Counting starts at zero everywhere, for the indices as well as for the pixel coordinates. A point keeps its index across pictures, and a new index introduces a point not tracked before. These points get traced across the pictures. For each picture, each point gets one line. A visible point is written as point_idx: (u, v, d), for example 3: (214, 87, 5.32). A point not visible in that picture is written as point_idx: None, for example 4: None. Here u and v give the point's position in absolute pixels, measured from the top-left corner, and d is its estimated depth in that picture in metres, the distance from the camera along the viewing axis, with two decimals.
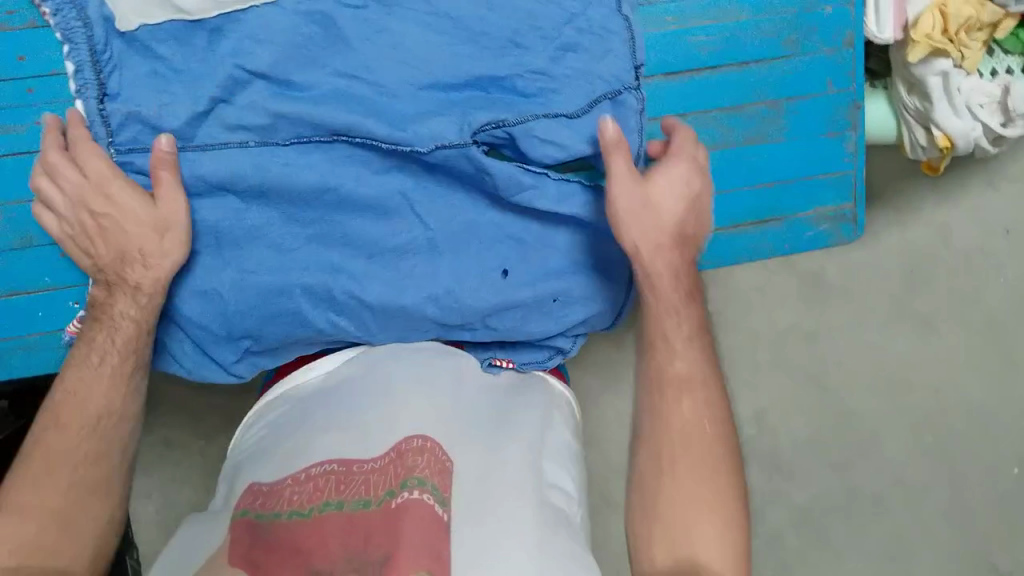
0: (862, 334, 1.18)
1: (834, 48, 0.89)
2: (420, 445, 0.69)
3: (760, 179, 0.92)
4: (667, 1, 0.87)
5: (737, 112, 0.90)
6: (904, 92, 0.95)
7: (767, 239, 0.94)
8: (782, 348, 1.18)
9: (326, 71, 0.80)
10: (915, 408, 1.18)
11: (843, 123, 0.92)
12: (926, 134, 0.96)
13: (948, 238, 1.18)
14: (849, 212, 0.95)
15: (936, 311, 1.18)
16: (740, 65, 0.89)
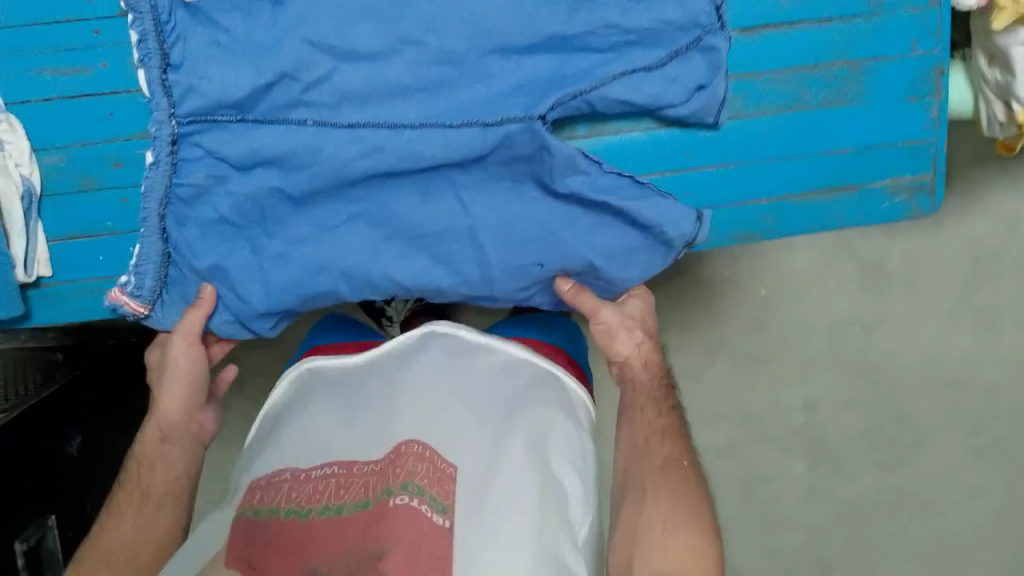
0: (922, 328, 1.12)
1: (921, 6, 0.82)
2: (420, 451, 0.60)
3: (833, 145, 0.84)
4: None
5: (814, 72, 0.82)
6: (984, 64, 0.87)
7: (839, 208, 0.86)
8: (837, 338, 1.12)
9: (382, 27, 0.74)
10: (970, 409, 1.14)
11: (925, 87, 0.84)
12: (1005, 110, 0.86)
13: (1017, 229, 1.10)
14: (928, 181, 0.86)
15: (1000, 307, 1.12)
16: (821, 21, 0.81)
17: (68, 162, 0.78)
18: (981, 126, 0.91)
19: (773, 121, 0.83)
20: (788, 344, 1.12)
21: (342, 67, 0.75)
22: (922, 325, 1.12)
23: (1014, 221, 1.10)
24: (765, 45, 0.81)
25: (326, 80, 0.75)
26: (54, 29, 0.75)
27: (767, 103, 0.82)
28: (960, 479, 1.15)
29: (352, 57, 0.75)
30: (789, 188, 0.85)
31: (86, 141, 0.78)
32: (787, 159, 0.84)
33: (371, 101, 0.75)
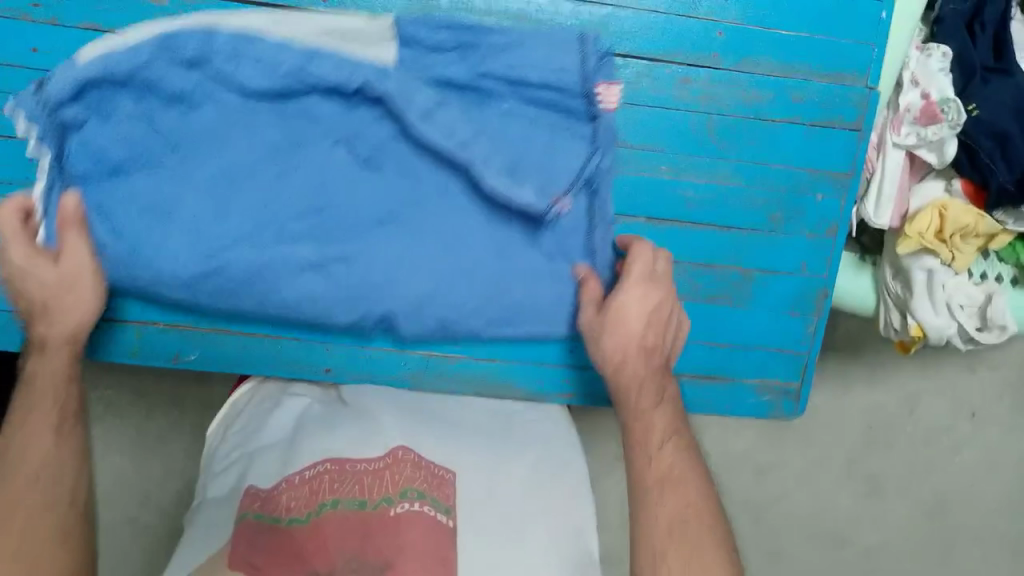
0: (814, 483, 1.23)
1: (818, 233, 0.91)
2: (415, 459, 0.76)
3: (714, 337, 0.93)
4: (669, 150, 0.88)
5: (710, 269, 0.91)
6: (890, 275, 0.99)
7: (708, 396, 0.94)
8: (731, 475, 1.22)
9: (315, 206, 0.80)
10: (844, 563, 1.25)
11: (805, 304, 0.93)
12: (902, 321, 0.98)
13: (915, 409, 1.23)
14: (793, 389, 0.96)
15: (887, 476, 1.24)
16: (723, 227, 0.90)
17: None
18: (878, 325, 1.03)
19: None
20: None
21: (267, 236, 0.79)
22: (815, 479, 1.23)
23: (915, 400, 1.23)
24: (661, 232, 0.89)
25: (253, 200, 0.79)
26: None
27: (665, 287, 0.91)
28: None
29: (283, 234, 0.80)
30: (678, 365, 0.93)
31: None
32: None
33: (288, 295, 0.81)
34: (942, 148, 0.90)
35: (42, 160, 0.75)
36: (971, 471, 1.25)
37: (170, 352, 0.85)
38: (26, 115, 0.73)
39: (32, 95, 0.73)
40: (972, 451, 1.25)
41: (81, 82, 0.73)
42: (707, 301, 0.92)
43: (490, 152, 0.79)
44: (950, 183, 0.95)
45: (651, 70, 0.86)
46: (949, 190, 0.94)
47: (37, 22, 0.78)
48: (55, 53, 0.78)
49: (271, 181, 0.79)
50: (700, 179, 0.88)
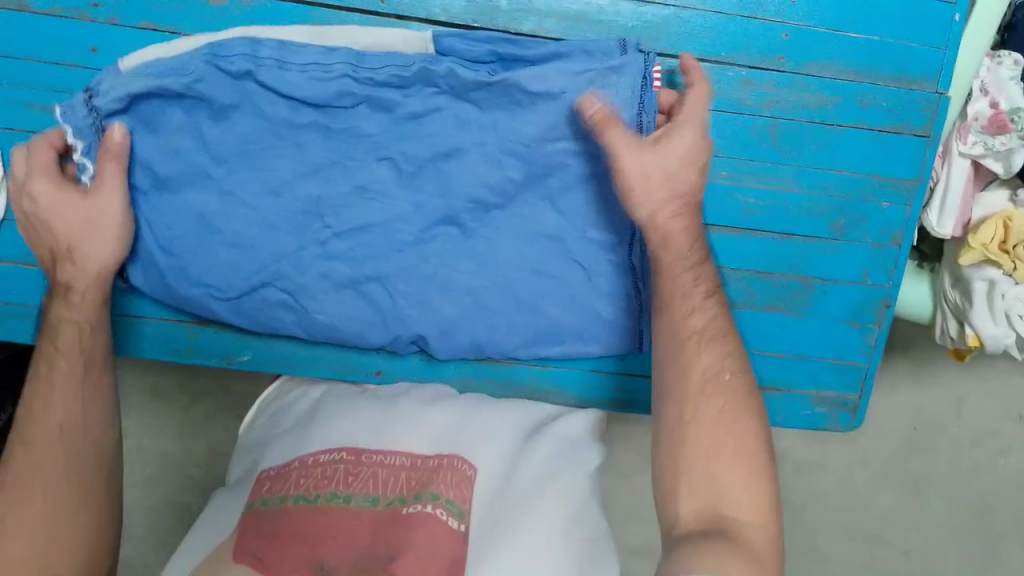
0: (852, 482, 1.19)
1: (881, 242, 0.89)
2: (438, 461, 0.76)
3: (770, 348, 0.92)
4: (727, 156, 0.86)
5: (767, 277, 0.90)
6: (949, 284, 0.96)
7: (767, 409, 0.94)
8: None
9: (354, 226, 0.84)
10: (883, 566, 1.18)
11: (869, 316, 0.92)
12: (959, 329, 0.95)
13: (962, 410, 1.20)
14: (851, 401, 0.95)
15: (929, 478, 1.19)
16: (779, 235, 0.89)
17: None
18: (934, 333, 1.00)
19: (736, 317, 0.91)
20: None
21: (308, 253, 0.85)
22: (853, 476, 1.19)
23: (963, 401, 1.20)
24: (716, 244, 0.89)
25: (291, 220, 0.83)
26: (52, 70, 0.82)
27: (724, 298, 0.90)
28: None
29: (324, 251, 0.85)
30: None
31: None
32: (765, 353, 0.92)
33: (328, 306, 0.86)
34: (1009, 158, 0.87)
35: (88, 162, 0.80)
36: (1018, 476, 1.19)
37: (223, 353, 0.91)
38: (76, 126, 0.78)
39: (81, 108, 0.78)
40: (1022, 454, 1.20)
41: (135, 93, 0.78)
42: (766, 309, 0.91)
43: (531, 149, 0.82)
44: (1015, 192, 0.91)
45: (712, 73, 0.85)
46: (1013, 200, 0.90)
47: (95, 21, 0.81)
48: (112, 54, 0.82)
49: (314, 192, 0.83)
50: (758, 187, 0.87)
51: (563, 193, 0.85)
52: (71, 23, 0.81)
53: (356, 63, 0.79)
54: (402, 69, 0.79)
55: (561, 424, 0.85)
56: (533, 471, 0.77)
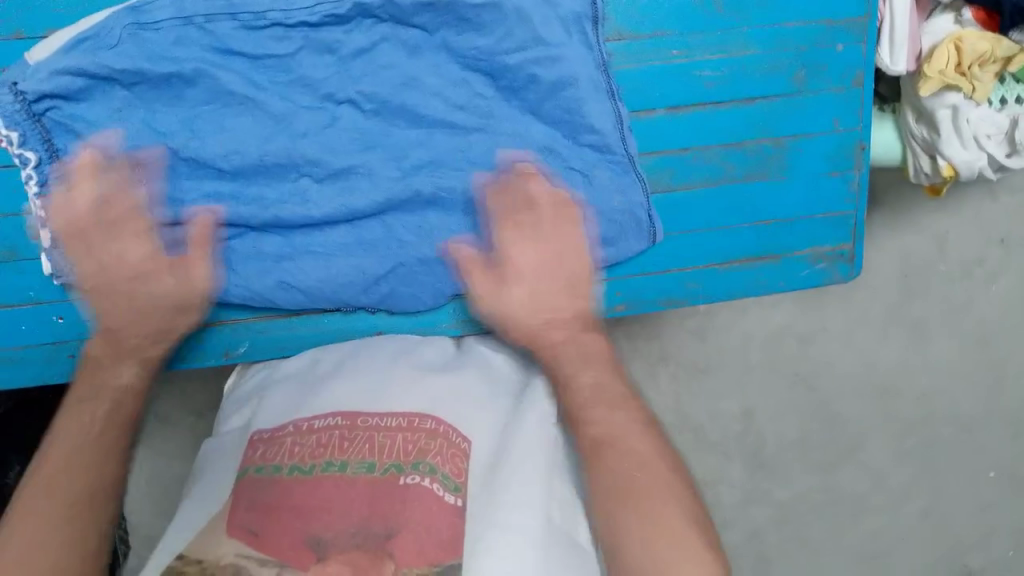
0: (854, 337, 1.16)
1: (844, 85, 0.87)
2: (433, 427, 0.71)
3: (758, 216, 0.89)
4: (674, 34, 0.84)
5: (739, 147, 0.87)
6: (912, 120, 0.92)
7: (761, 276, 0.91)
8: (775, 349, 1.15)
9: (335, 171, 0.81)
10: (899, 413, 1.19)
11: (846, 162, 0.89)
12: (932, 164, 0.92)
13: (944, 247, 1.14)
14: (848, 251, 0.92)
15: (928, 317, 1.16)
16: (747, 99, 0.86)
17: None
18: (907, 174, 0.96)
19: (701, 195, 0.88)
20: (726, 355, 1.14)
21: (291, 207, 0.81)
22: (856, 335, 1.16)
23: (944, 237, 1.13)
24: (671, 125, 0.86)
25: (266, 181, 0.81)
26: None
27: (693, 176, 0.87)
28: (891, 477, 1.20)
29: (303, 201, 0.81)
30: (712, 258, 0.90)
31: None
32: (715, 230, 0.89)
33: (312, 270, 0.83)
34: None
35: (30, 150, 0.75)
36: (1007, 299, 1.17)
37: (219, 349, 0.85)
38: (4, 117, 0.74)
39: (6, 93, 0.73)
40: (1007, 278, 1.16)
41: (72, 68, 0.74)
42: (745, 180, 0.88)
43: (490, 57, 0.80)
44: (959, 14, 0.89)
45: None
46: (960, 22, 0.88)
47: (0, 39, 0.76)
48: None
49: (275, 141, 0.79)
50: (714, 57, 0.84)
51: (541, 101, 0.82)
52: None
53: (286, 3, 0.77)
54: (335, 5, 0.77)
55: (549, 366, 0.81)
56: (531, 429, 0.73)
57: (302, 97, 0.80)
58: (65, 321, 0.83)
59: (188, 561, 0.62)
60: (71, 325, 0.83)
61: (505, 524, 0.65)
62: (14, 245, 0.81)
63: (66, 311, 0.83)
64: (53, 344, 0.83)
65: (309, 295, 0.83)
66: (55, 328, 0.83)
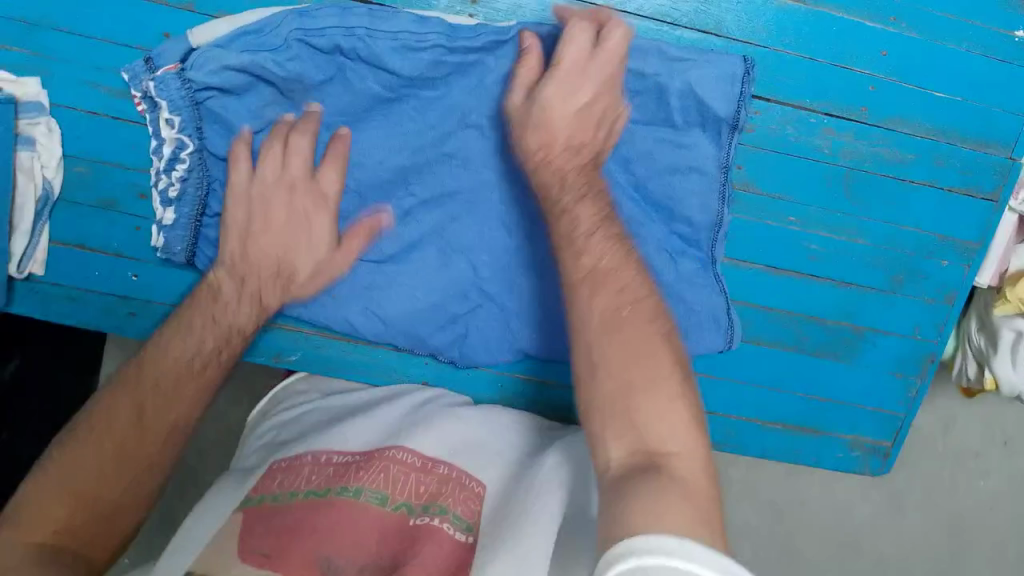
0: (840, 490, 1.15)
1: (934, 298, 0.90)
2: (446, 473, 0.70)
3: (815, 391, 0.93)
4: (797, 200, 0.85)
5: (818, 324, 0.89)
6: (974, 327, 0.95)
7: (800, 448, 0.95)
8: (762, 473, 1.14)
9: (436, 198, 0.80)
10: (857, 574, 1.15)
11: (911, 367, 0.93)
12: (977, 373, 0.95)
13: (949, 429, 1.19)
14: (884, 447, 0.97)
15: (908, 493, 1.17)
16: (845, 283, 0.88)
17: (91, 175, 0.79)
18: (951, 372, 0.99)
19: (767, 354, 0.90)
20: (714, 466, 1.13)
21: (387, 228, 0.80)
22: (840, 491, 1.15)
23: (951, 421, 1.19)
24: (765, 282, 0.87)
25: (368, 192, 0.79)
26: (121, 52, 0.76)
27: (765, 334, 0.89)
28: None
29: (403, 219, 0.80)
30: (757, 413, 0.93)
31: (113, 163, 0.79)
32: (768, 389, 0.92)
33: (392, 297, 0.83)
34: None
35: (186, 135, 0.73)
36: (991, 497, 1.20)
37: (271, 353, 0.87)
38: (171, 101, 0.71)
39: (174, 80, 0.71)
40: (998, 478, 1.20)
41: (233, 66, 0.71)
42: (814, 355, 0.91)
43: (643, 149, 0.78)
44: None
45: (795, 117, 0.82)
46: None
47: (171, 6, 0.75)
48: None
49: (397, 164, 0.78)
50: (825, 234, 0.86)
51: (659, 190, 0.80)
52: (143, 7, 0.75)
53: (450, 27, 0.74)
54: (498, 32, 0.74)
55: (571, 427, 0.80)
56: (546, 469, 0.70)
57: (422, 115, 0.77)
58: (138, 279, 0.83)
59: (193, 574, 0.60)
60: (144, 286, 0.84)
61: (530, 536, 0.61)
62: (116, 199, 0.80)
63: (142, 270, 0.83)
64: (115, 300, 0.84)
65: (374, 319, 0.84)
66: (125, 282, 0.83)
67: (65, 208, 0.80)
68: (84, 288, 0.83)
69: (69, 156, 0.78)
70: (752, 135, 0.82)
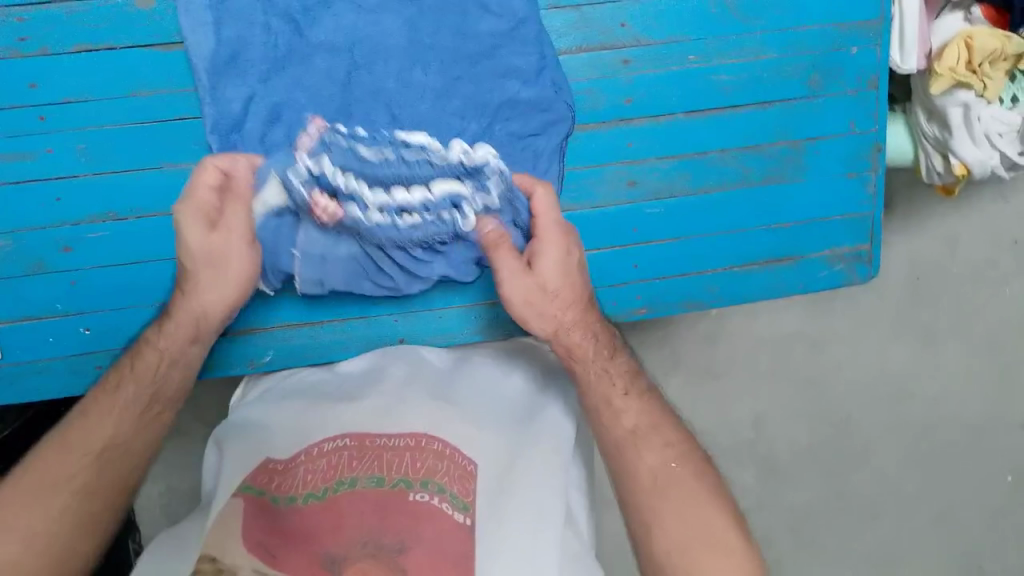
0: (865, 344, 1.14)
1: (859, 88, 0.87)
2: (440, 448, 0.71)
3: (777, 219, 0.89)
4: (692, 39, 0.84)
5: (757, 151, 0.87)
6: (924, 118, 0.92)
7: (781, 279, 0.90)
8: (785, 351, 1.13)
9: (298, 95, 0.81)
10: (913, 420, 1.17)
11: (863, 164, 0.89)
12: (945, 163, 0.91)
13: (955, 249, 1.12)
14: (865, 253, 0.91)
15: (939, 324, 1.15)
16: (763, 104, 0.86)
17: (14, 245, 0.80)
18: (919, 173, 0.95)
19: (718, 199, 0.88)
20: (737, 359, 1.12)
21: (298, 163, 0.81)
22: (866, 340, 1.14)
23: (955, 238, 1.11)
24: (690, 130, 0.86)
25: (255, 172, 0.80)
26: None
27: (709, 180, 0.87)
28: (903, 487, 1.19)
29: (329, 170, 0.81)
30: (732, 260, 0.89)
31: (33, 225, 0.79)
32: (731, 233, 0.89)
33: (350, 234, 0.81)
34: None
35: None
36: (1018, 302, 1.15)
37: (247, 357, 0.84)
38: None
39: None
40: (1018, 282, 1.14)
41: None
42: (763, 184, 0.88)
43: None
44: (970, 12, 0.88)
45: None
46: (968, 19, 0.87)
47: (28, 55, 0.76)
48: (56, 82, 0.77)
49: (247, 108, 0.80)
50: (729, 62, 0.85)
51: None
52: (4, 64, 0.76)
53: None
54: None
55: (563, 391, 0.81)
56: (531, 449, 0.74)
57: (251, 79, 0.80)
58: (92, 331, 0.82)
59: (200, 559, 0.62)
60: (102, 334, 0.82)
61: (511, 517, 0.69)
62: (42, 258, 0.80)
63: (91, 320, 0.82)
64: (85, 361, 0.83)
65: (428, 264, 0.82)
66: (84, 339, 0.82)
67: (1, 284, 0.80)
68: (45, 358, 0.82)
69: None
70: None
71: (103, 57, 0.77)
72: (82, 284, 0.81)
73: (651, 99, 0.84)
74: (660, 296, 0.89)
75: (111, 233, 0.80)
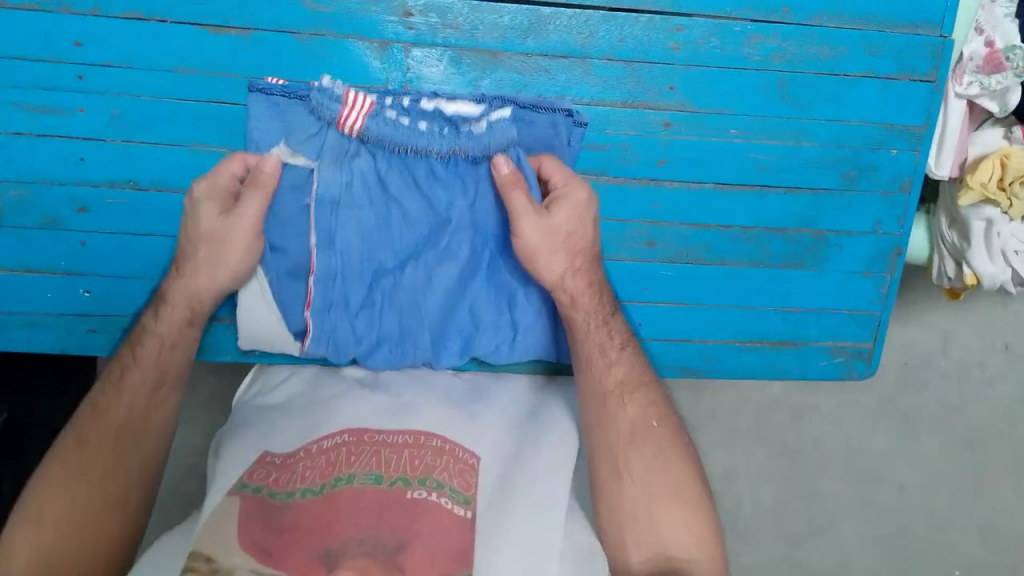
0: (844, 424, 1.16)
1: (891, 189, 0.89)
2: (439, 445, 0.72)
3: (785, 302, 0.91)
4: (737, 113, 0.85)
5: (779, 235, 0.89)
6: (945, 224, 0.94)
7: (780, 362, 0.93)
8: (765, 418, 1.15)
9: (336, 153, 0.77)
10: (879, 503, 1.17)
11: (881, 265, 0.91)
12: (957, 269, 0.93)
13: (947, 344, 1.15)
14: (866, 349, 0.94)
15: (920, 413, 1.16)
16: (792, 189, 0.88)
17: (31, 197, 0.81)
18: (930, 274, 0.97)
19: (732, 273, 0.90)
20: (717, 416, 1.14)
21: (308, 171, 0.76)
22: (846, 419, 1.16)
23: (948, 334, 1.14)
24: (715, 201, 0.87)
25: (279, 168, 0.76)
26: (37, 67, 0.77)
27: (728, 254, 0.89)
28: (856, 564, 1.16)
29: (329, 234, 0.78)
30: (732, 334, 0.92)
31: (53, 180, 0.81)
32: (734, 309, 0.91)
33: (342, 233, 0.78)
34: (1004, 97, 0.87)
35: None
36: (1000, 407, 1.17)
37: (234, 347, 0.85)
38: None
39: None
40: (1001, 382, 1.16)
41: None
42: (781, 267, 0.90)
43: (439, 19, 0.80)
44: (1010, 130, 0.90)
45: (718, 28, 0.83)
46: (1008, 137, 0.90)
47: (78, 13, 0.76)
48: (100, 45, 0.77)
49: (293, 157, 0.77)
50: (769, 142, 0.86)
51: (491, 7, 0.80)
52: (52, 17, 0.76)
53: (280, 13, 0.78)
54: None
55: (549, 405, 0.79)
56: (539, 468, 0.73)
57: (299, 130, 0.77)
58: (91, 294, 0.84)
59: (195, 557, 0.63)
60: (102, 299, 0.84)
61: (512, 511, 0.69)
62: (56, 215, 0.81)
63: (94, 283, 0.84)
64: (77, 320, 0.85)
65: (396, 315, 0.80)
66: (83, 301, 0.84)
67: (10, 233, 0.81)
68: (41, 312, 0.84)
69: (3, 181, 0.80)
70: (682, 54, 0.83)
71: (150, 28, 0.78)
72: (90, 247, 0.83)
73: (682, 165, 0.86)
74: (658, 358, 0.91)
75: (127, 202, 0.82)
